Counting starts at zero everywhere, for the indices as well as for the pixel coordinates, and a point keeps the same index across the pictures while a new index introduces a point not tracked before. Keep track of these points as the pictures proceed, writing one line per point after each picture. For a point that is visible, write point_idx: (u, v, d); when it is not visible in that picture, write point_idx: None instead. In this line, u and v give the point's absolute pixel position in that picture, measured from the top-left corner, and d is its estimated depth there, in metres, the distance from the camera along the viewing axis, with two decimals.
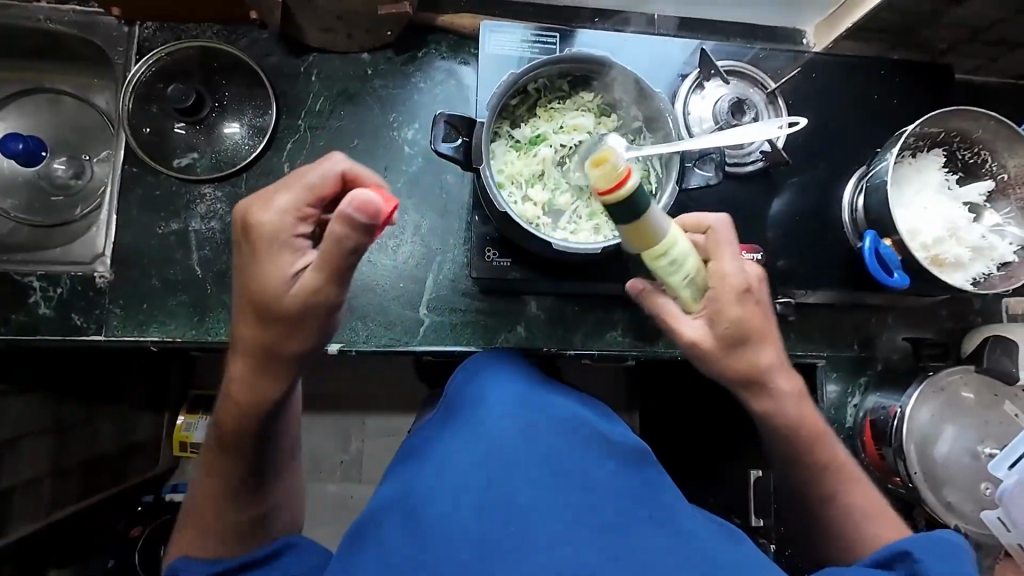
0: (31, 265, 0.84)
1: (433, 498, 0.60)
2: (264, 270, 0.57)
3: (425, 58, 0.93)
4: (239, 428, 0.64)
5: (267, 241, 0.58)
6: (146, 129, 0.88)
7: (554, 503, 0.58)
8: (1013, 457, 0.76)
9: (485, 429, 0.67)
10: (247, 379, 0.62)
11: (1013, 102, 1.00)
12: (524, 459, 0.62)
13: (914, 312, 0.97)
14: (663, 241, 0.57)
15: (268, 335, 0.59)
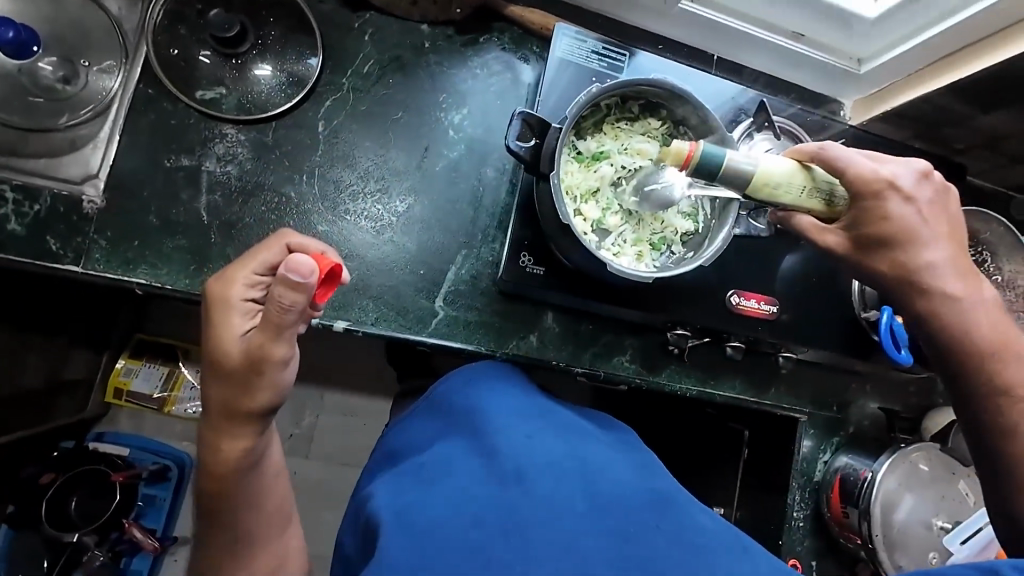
0: (4, 171, 0.74)
1: (426, 500, 0.56)
2: (221, 333, 0.61)
3: (485, 44, 0.89)
4: (219, 466, 0.63)
5: (221, 310, 0.62)
6: (172, 50, 0.79)
7: (555, 504, 0.54)
8: (964, 534, 0.86)
9: (478, 442, 0.64)
10: (220, 433, 0.63)
11: (1001, 210, 1.10)
12: (521, 463, 0.59)
13: (890, 385, 1.03)
14: (760, 175, 0.62)
15: (228, 389, 0.61)
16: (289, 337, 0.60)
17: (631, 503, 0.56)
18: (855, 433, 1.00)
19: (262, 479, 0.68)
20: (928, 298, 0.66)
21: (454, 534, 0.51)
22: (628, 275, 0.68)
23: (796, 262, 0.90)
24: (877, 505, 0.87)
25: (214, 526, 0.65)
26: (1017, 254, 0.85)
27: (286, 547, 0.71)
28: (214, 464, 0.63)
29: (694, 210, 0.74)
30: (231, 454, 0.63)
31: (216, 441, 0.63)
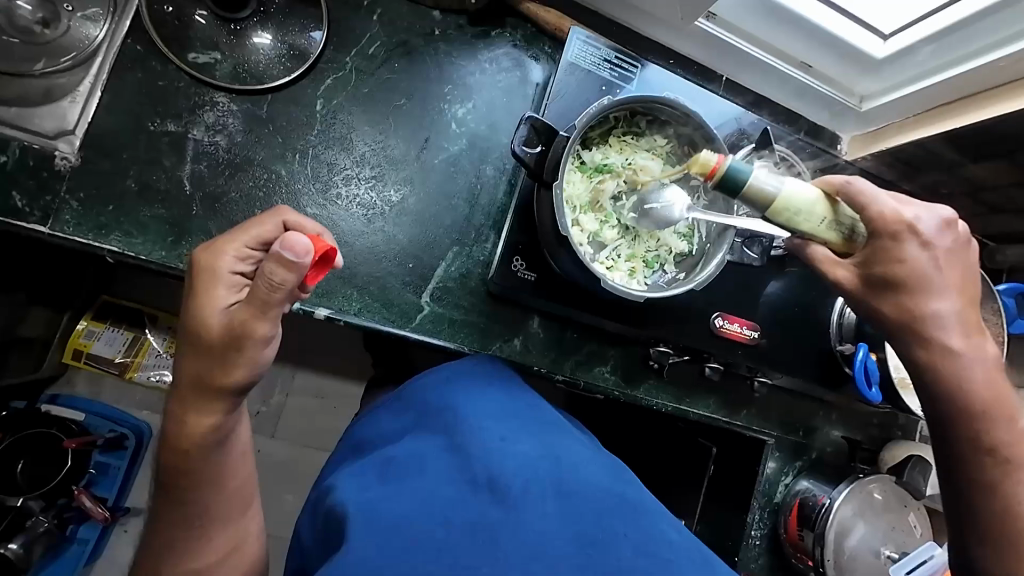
0: None
1: (391, 497, 0.54)
2: (200, 305, 0.59)
3: (497, 38, 0.87)
4: (183, 444, 0.60)
5: (204, 281, 0.59)
6: (165, 6, 0.75)
7: (524, 510, 0.53)
8: (909, 565, 0.89)
9: (449, 441, 0.62)
10: (188, 407, 0.60)
11: (974, 256, 1.14)
12: (493, 465, 0.57)
13: (854, 414, 1.06)
14: (781, 199, 0.59)
15: (203, 364, 0.59)
16: (274, 315, 0.58)
17: (600, 514, 0.55)
18: (817, 459, 1.04)
19: (227, 461, 0.65)
20: (929, 349, 0.62)
21: (418, 537, 0.49)
22: (618, 290, 0.67)
23: (779, 289, 0.92)
24: (831, 531, 0.91)
25: (173, 505, 0.63)
26: (987, 303, 0.88)
27: (247, 529, 0.68)
28: (180, 440, 0.61)
29: (691, 231, 0.74)
30: (199, 431, 0.60)
31: (184, 418, 0.60)
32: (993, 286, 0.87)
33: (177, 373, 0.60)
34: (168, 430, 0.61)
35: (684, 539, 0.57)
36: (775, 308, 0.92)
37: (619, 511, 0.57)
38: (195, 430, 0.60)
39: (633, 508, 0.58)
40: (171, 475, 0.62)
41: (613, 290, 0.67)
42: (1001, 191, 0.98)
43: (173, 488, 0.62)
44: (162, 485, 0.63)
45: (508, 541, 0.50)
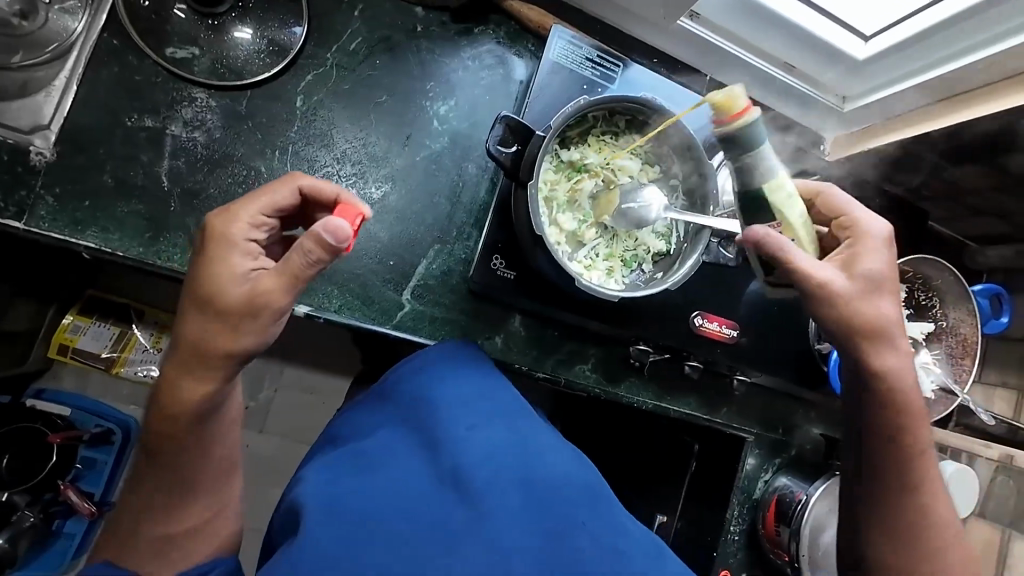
0: None
1: (358, 489, 0.55)
2: (217, 271, 0.58)
3: (480, 36, 0.87)
4: (173, 416, 0.60)
5: (220, 246, 0.59)
6: (143, 0, 0.74)
7: (487, 501, 0.54)
8: None
9: (420, 434, 0.63)
10: (186, 371, 0.59)
11: (955, 257, 1.15)
12: (459, 459, 0.58)
13: (833, 413, 1.08)
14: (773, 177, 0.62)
15: (214, 330, 0.57)
16: (297, 291, 0.59)
17: (561, 504, 0.57)
18: (796, 456, 1.05)
19: (209, 441, 0.64)
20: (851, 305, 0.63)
21: (381, 529, 0.51)
22: (594, 290, 0.68)
23: (760, 289, 0.93)
24: (806, 527, 0.92)
25: (155, 476, 0.63)
26: (963, 304, 0.89)
27: (228, 495, 0.68)
28: (171, 411, 0.60)
29: (668, 232, 0.74)
30: (192, 404, 0.59)
31: (178, 384, 0.59)
32: (968, 289, 0.88)
33: (177, 336, 0.59)
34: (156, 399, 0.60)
35: (642, 533, 0.59)
36: (755, 308, 0.93)
37: (579, 502, 0.58)
38: (186, 402, 0.59)
39: (594, 499, 0.59)
40: (153, 444, 0.61)
41: (589, 290, 0.67)
42: (980, 194, 0.99)
43: (154, 459, 0.62)
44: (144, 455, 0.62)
45: (468, 532, 0.51)
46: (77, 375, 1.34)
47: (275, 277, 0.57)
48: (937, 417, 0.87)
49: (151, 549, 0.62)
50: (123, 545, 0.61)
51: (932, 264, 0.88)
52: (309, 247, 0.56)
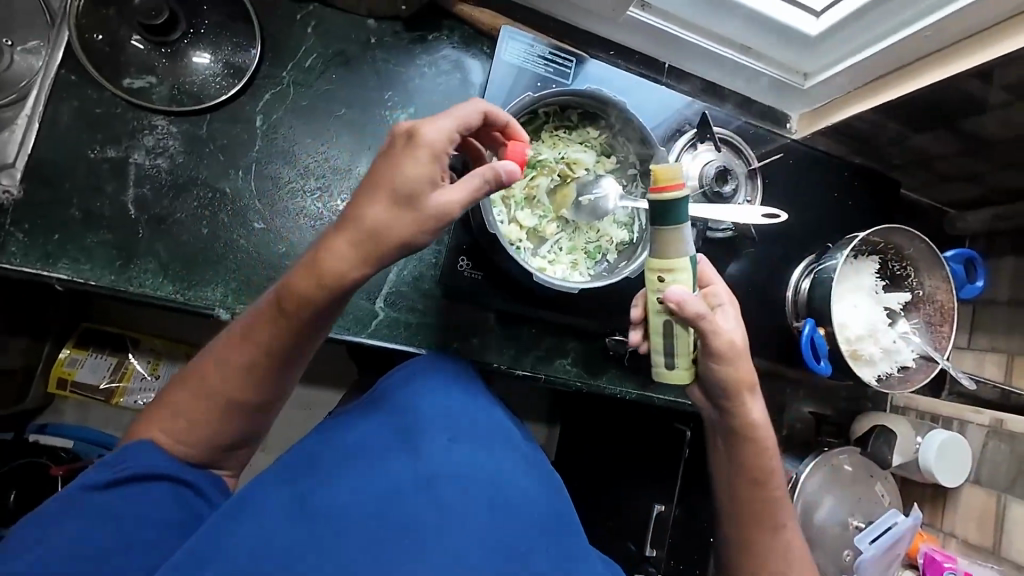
0: None
1: (322, 503, 0.52)
2: (417, 172, 0.53)
3: (434, 42, 0.88)
4: (297, 305, 0.54)
5: (425, 147, 0.54)
6: (97, 35, 0.75)
7: (458, 520, 0.50)
8: (875, 534, 0.90)
9: (398, 437, 0.60)
10: (341, 245, 0.54)
11: (933, 224, 1.15)
12: (433, 473, 0.55)
13: (822, 389, 1.07)
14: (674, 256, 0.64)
15: (393, 227, 0.53)
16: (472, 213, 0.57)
17: (531, 528, 0.53)
18: (787, 435, 1.05)
19: (301, 354, 0.59)
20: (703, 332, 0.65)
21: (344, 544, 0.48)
22: (556, 284, 0.69)
23: (734, 273, 0.93)
24: (798, 506, 0.92)
25: (234, 356, 0.57)
26: (937, 271, 0.88)
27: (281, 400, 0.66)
28: (297, 297, 0.54)
29: (628, 223, 0.75)
30: (315, 301, 0.54)
31: (324, 255, 0.54)
32: (941, 255, 0.87)
33: (352, 220, 0.53)
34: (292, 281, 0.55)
35: (600, 566, 0.57)
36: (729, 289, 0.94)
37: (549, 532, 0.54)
38: (326, 283, 0.53)
39: (563, 528, 0.56)
40: (254, 324, 0.56)
41: (550, 284, 0.68)
42: (949, 159, 0.99)
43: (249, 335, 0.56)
44: (240, 331, 0.57)
45: (436, 553, 0.48)
46: (75, 408, 1.35)
47: (465, 192, 0.55)
48: (920, 386, 0.86)
49: (192, 422, 0.58)
50: (173, 411, 0.59)
51: (905, 235, 0.87)
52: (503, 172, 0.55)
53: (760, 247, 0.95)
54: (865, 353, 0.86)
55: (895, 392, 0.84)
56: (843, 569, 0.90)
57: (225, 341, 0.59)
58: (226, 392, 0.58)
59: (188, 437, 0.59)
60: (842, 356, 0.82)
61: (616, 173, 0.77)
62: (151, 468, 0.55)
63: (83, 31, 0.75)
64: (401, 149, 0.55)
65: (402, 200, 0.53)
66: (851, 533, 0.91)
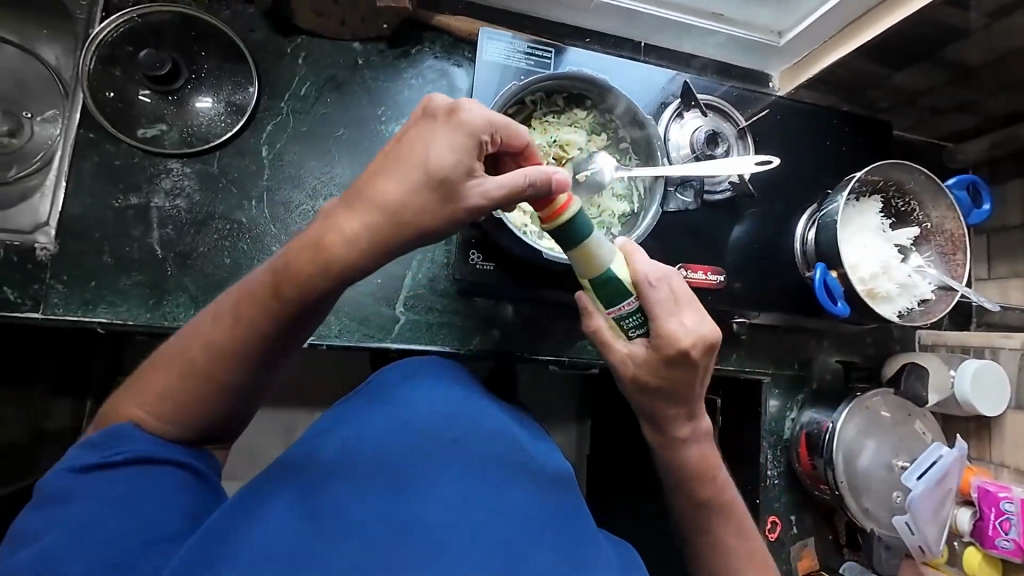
0: None
1: (320, 519, 0.47)
2: (449, 162, 0.57)
3: (417, 55, 0.92)
4: (297, 285, 0.56)
5: (466, 137, 0.58)
6: (109, 93, 0.81)
7: (460, 526, 0.48)
8: (920, 470, 0.90)
9: (396, 443, 0.54)
10: (356, 211, 0.57)
11: (931, 160, 1.15)
12: (434, 494, 0.50)
13: (845, 337, 1.07)
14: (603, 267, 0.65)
15: (414, 203, 0.57)
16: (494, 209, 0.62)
17: (536, 531, 0.51)
18: (818, 388, 1.04)
19: (293, 339, 0.59)
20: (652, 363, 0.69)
21: (344, 560, 0.45)
22: None
23: (741, 232, 0.94)
24: (839, 453, 0.91)
25: (226, 333, 0.56)
26: (941, 201, 0.89)
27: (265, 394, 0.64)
28: (300, 275, 0.56)
29: (627, 194, 0.79)
30: (316, 281, 0.56)
31: (334, 224, 0.57)
32: (941, 184, 0.88)
33: (368, 192, 0.57)
34: (296, 260, 0.56)
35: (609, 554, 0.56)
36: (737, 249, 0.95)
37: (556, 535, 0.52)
38: (330, 266, 0.56)
39: (570, 524, 0.54)
40: (251, 303, 0.56)
41: None
42: (935, 92, 0.99)
43: (248, 315, 0.56)
44: (238, 307, 0.57)
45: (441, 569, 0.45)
46: None
47: (497, 194, 0.59)
48: (942, 315, 0.86)
49: (174, 401, 0.56)
50: (155, 388, 0.56)
51: (902, 168, 0.87)
52: (538, 180, 0.59)
53: (761, 204, 0.96)
54: (880, 290, 0.87)
55: (919, 325, 0.84)
56: (895, 511, 0.90)
57: (213, 321, 0.58)
58: (215, 373, 0.57)
59: (167, 420, 0.56)
60: (858, 295, 0.83)
61: (608, 149, 0.79)
62: (164, 456, 0.54)
63: (95, 91, 0.80)
64: (435, 134, 0.58)
65: (430, 189, 0.57)
66: (897, 474, 0.91)
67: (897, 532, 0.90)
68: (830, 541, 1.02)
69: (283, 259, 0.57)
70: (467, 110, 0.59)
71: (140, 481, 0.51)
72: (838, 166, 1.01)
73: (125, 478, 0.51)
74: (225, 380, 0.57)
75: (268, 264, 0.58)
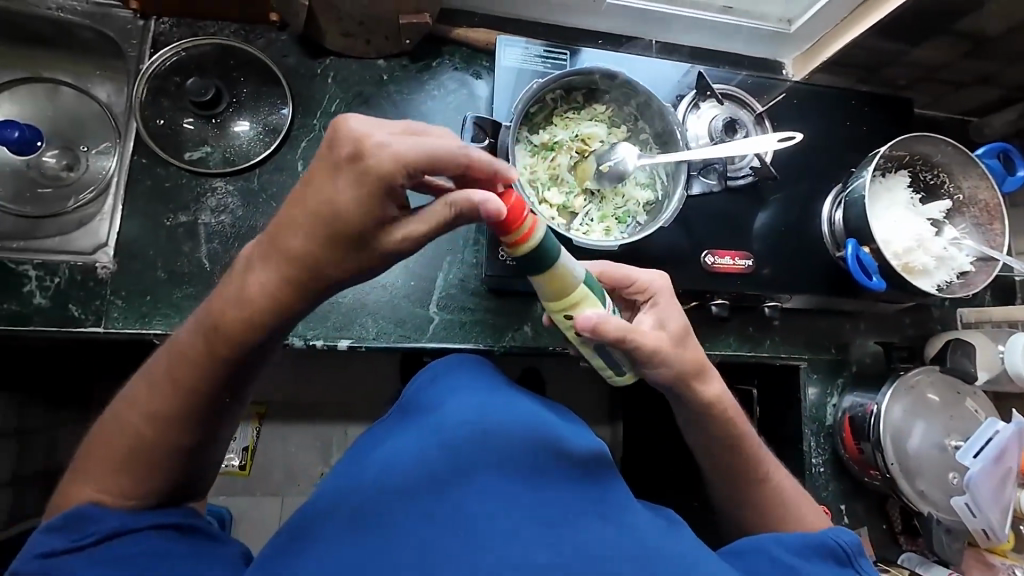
0: (28, 253, 0.82)
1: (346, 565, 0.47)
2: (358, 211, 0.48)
3: (438, 67, 0.96)
4: (229, 339, 0.52)
5: (375, 176, 0.47)
6: (158, 121, 0.88)
7: (502, 519, 0.48)
8: (976, 448, 0.85)
9: (415, 466, 0.52)
10: (264, 265, 0.50)
11: (956, 135, 1.14)
12: (469, 491, 0.50)
13: (883, 319, 1.04)
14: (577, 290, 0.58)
15: (328, 259, 0.49)
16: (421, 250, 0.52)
17: (579, 512, 0.51)
18: (858, 371, 1.02)
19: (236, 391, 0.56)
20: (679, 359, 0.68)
21: (397, 562, 0.46)
22: (595, 247, 0.72)
23: (767, 217, 0.94)
24: (887, 436, 0.88)
25: (164, 392, 0.54)
26: (972, 170, 0.88)
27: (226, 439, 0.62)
28: (224, 325, 0.52)
29: (651, 182, 0.80)
30: (243, 335, 0.51)
31: (250, 276, 0.51)
32: (971, 153, 0.87)
33: (276, 244, 0.50)
34: (216, 311, 0.52)
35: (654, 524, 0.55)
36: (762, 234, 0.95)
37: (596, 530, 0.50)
38: (259, 307, 0.50)
39: (608, 506, 0.53)
40: (187, 360, 0.54)
41: (590, 248, 0.72)
42: (955, 66, 0.99)
43: (182, 373, 0.54)
44: (168, 372, 0.54)
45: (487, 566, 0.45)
46: None
47: (421, 233, 0.50)
48: (984, 286, 0.84)
49: (129, 470, 0.54)
50: (105, 463, 0.55)
51: (928, 143, 0.87)
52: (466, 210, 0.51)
53: (784, 188, 0.96)
54: (916, 265, 0.86)
55: (960, 296, 0.83)
56: (953, 492, 0.86)
57: (153, 388, 0.55)
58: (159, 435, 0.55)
59: (133, 489, 0.55)
60: (894, 270, 0.81)
61: (628, 140, 0.82)
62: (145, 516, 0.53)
63: (146, 121, 0.87)
64: (342, 177, 0.48)
65: (343, 251, 0.49)
66: (951, 454, 0.88)
67: (958, 516, 0.86)
68: (884, 530, 0.98)
69: (208, 313, 0.52)
70: (379, 139, 0.48)
71: (117, 550, 0.50)
72: (860, 146, 1.01)
73: (114, 541, 0.51)
74: (177, 433, 0.55)
75: (195, 318, 0.54)
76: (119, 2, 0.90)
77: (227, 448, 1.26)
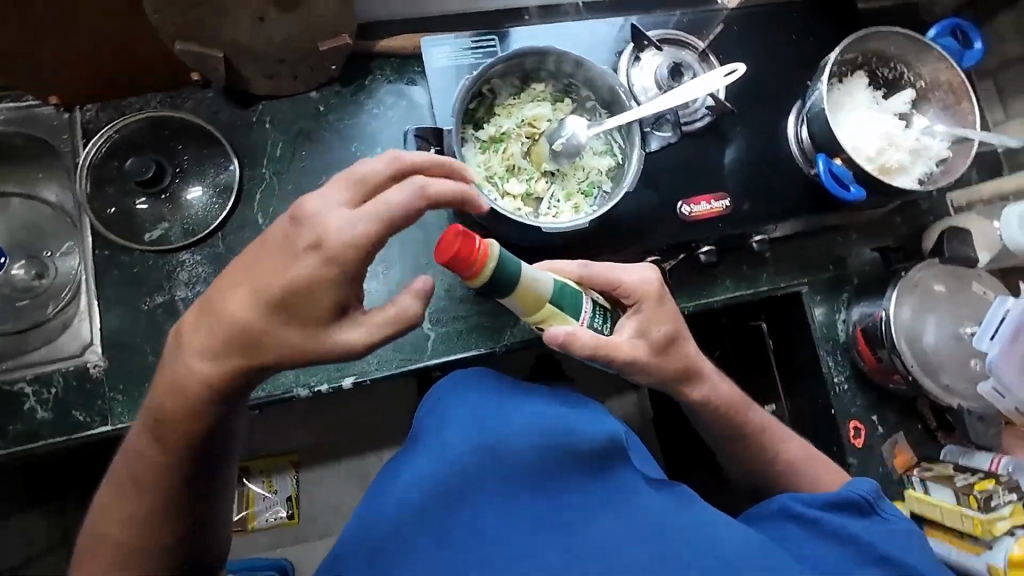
0: (19, 370, 0.82)
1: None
2: (292, 290, 0.53)
3: (372, 85, 0.94)
4: (175, 424, 0.57)
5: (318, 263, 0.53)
6: (110, 209, 0.87)
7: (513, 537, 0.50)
8: (991, 330, 0.84)
9: (415, 500, 0.52)
10: (203, 339, 0.55)
11: (909, 21, 1.10)
12: (480, 514, 0.51)
13: (873, 225, 1.03)
14: (547, 307, 0.59)
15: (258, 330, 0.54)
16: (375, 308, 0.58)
17: (591, 516, 0.52)
18: (860, 282, 1.01)
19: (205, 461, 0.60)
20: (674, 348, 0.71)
21: None
22: (566, 228, 0.72)
23: (734, 153, 0.92)
24: (902, 339, 0.88)
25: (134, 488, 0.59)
26: (928, 55, 0.85)
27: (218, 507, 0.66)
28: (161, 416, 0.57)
29: (608, 149, 0.78)
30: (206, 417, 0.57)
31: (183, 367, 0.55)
32: (924, 37, 0.84)
33: (212, 315, 0.55)
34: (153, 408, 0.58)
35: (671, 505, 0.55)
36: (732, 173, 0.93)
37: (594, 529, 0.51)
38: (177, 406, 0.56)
39: (621, 503, 0.53)
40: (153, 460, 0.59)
41: (561, 231, 0.71)
42: None
43: (132, 471, 0.59)
44: (131, 474, 0.59)
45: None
46: None
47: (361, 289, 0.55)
48: (965, 169, 0.82)
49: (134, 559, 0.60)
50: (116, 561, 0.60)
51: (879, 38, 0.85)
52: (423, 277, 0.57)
53: (745, 118, 0.94)
54: (891, 164, 0.85)
55: (943, 185, 0.81)
56: (977, 378, 0.87)
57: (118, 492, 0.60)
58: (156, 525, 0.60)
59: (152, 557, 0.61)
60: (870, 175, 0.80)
61: (576, 111, 0.80)
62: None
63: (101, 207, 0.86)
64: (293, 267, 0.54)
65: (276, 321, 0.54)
66: (969, 342, 0.88)
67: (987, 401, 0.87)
68: (920, 431, 0.98)
69: (150, 410, 0.58)
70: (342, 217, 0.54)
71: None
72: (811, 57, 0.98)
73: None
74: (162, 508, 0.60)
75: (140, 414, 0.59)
76: (39, 100, 0.88)
77: (268, 505, 1.28)
